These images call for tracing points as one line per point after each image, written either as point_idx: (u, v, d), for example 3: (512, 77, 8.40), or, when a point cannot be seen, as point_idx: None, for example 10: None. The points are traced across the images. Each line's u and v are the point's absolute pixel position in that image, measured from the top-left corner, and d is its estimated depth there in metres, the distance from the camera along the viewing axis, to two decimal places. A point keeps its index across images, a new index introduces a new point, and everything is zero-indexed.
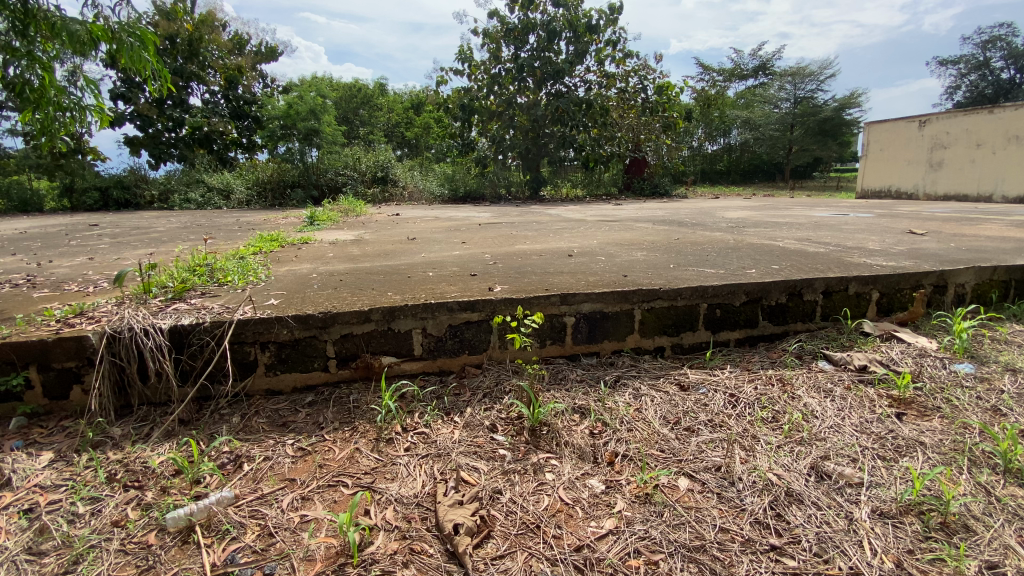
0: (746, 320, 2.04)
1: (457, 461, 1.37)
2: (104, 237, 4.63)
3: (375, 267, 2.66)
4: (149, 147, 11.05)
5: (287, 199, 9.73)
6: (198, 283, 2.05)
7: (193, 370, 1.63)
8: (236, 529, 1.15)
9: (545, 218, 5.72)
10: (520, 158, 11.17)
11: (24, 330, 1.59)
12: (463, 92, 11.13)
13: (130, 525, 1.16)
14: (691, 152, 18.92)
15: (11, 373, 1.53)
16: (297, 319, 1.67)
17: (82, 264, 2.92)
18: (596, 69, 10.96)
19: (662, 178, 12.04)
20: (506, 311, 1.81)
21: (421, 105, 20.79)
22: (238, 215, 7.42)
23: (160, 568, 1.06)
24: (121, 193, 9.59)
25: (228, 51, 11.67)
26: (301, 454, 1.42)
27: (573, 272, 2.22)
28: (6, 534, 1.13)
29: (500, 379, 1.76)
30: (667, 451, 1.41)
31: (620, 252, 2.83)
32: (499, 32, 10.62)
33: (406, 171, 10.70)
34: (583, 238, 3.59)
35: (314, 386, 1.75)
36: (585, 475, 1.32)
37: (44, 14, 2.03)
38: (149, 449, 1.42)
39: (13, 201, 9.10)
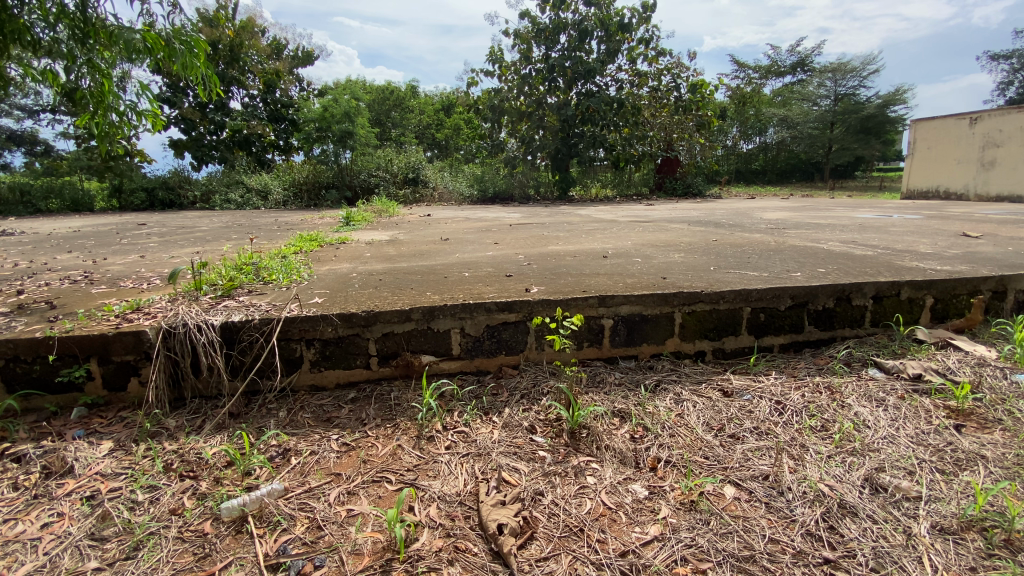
0: (790, 324, 1.98)
1: (498, 461, 1.37)
2: (152, 236, 4.85)
3: (412, 267, 2.70)
4: (192, 149, 11.55)
5: (322, 200, 10.03)
6: (245, 281, 2.12)
7: (242, 365, 1.69)
8: (286, 521, 1.18)
9: (577, 219, 5.69)
10: (549, 159, 11.17)
11: (86, 325, 1.68)
12: (494, 92, 11.17)
13: (187, 514, 1.21)
14: (725, 151, 18.52)
15: (74, 366, 1.62)
16: (341, 316, 1.71)
17: (134, 261, 3.05)
18: (627, 68, 10.85)
19: (695, 178, 11.82)
20: (545, 311, 1.80)
21: (452, 106, 21.00)
22: (276, 215, 7.65)
23: (216, 556, 1.09)
24: (166, 194, 10.04)
25: (266, 56, 12.02)
26: (345, 449, 1.45)
27: (610, 274, 2.20)
28: (71, 520, 1.20)
29: (537, 380, 1.75)
30: (711, 457, 1.37)
31: (656, 253, 2.79)
32: (530, 32, 10.63)
33: (437, 172, 10.84)
34: (617, 239, 3.56)
35: (356, 382, 1.78)
36: (628, 480, 1.30)
37: (103, 22, 2.14)
38: (202, 440, 1.48)
39: (66, 201, 9.64)
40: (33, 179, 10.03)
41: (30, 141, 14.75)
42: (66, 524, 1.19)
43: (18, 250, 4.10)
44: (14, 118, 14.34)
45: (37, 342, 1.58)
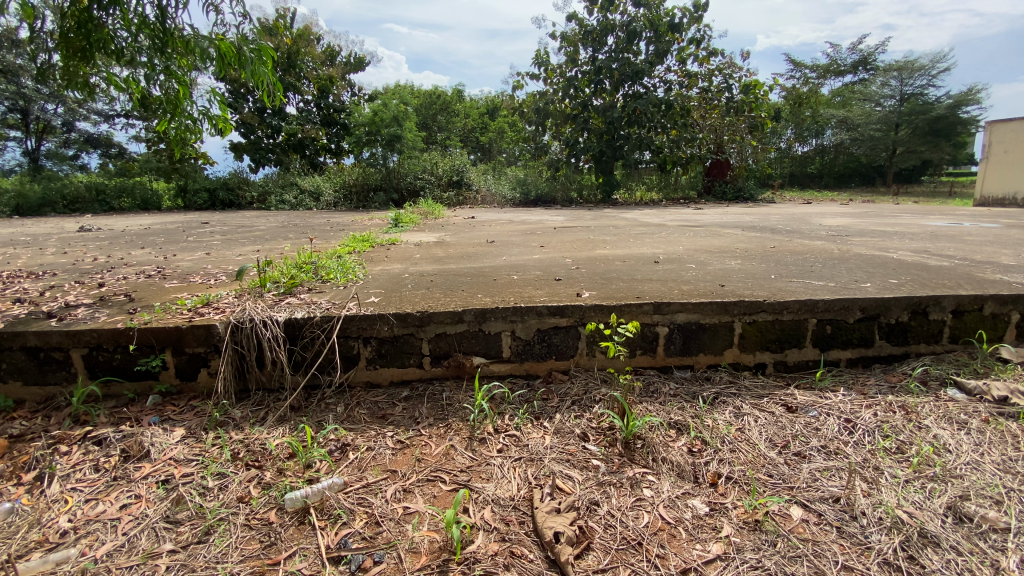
0: (859, 338, 1.87)
1: (551, 468, 1.35)
2: (216, 233, 5.13)
3: (461, 268, 2.73)
4: (251, 152, 12.19)
5: (370, 202, 10.30)
6: (306, 279, 2.20)
7: (303, 360, 1.75)
8: (346, 515, 1.21)
9: (623, 223, 5.61)
10: (593, 162, 11.05)
11: (162, 317, 1.79)
12: (539, 96, 11.17)
13: (254, 502, 1.26)
14: (778, 153, 17.75)
15: (151, 356, 1.72)
16: (396, 316, 1.75)
17: (202, 257, 3.23)
18: (677, 68, 10.61)
19: (747, 181, 11.40)
20: (598, 317, 1.77)
21: (497, 110, 21.25)
22: (328, 215, 7.94)
23: (281, 545, 1.13)
24: (226, 195, 10.61)
25: (321, 63, 12.50)
26: (400, 446, 1.48)
27: (663, 280, 2.15)
28: (148, 502, 1.27)
29: (589, 387, 1.72)
30: (775, 476, 1.31)
31: (711, 260, 2.71)
32: (577, 34, 10.59)
33: (480, 175, 10.98)
34: (668, 243, 3.48)
35: (408, 381, 1.81)
36: (686, 495, 1.26)
37: (181, 33, 2.27)
38: (266, 431, 1.54)
39: (137, 199, 10.32)
40: (110, 180, 10.85)
41: (106, 143, 15.89)
42: (143, 506, 1.26)
43: (98, 245, 4.43)
44: (93, 122, 15.50)
45: (120, 333, 1.70)
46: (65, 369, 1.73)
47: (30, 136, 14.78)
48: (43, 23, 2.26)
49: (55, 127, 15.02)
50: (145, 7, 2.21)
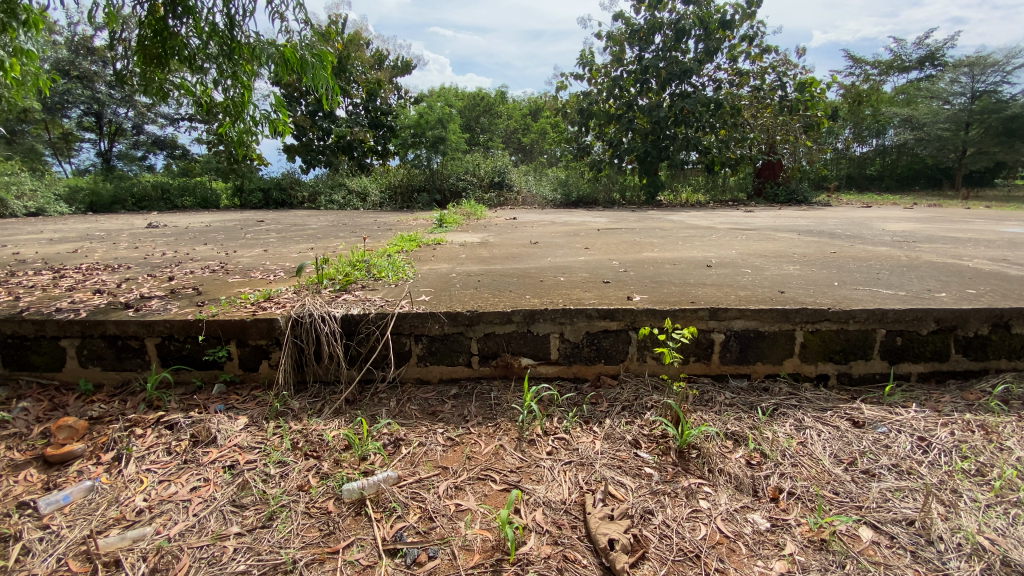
0: (933, 352, 1.75)
1: (602, 474, 1.33)
2: (271, 232, 5.35)
3: (507, 269, 2.74)
4: (303, 154, 12.69)
5: (414, 202, 10.51)
6: (359, 277, 2.27)
7: (359, 355, 1.80)
8: (401, 508, 1.24)
9: (671, 225, 5.48)
10: (637, 162, 10.86)
11: (227, 311, 1.88)
12: (583, 96, 11.07)
13: (313, 491, 1.30)
14: (834, 154, 16.92)
15: (218, 346, 1.81)
16: (447, 315, 1.77)
17: (261, 254, 3.38)
18: (727, 66, 10.30)
19: (800, 183, 10.91)
20: (651, 321, 1.73)
21: (540, 111, 21.29)
22: (375, 215, 8.15)
23: (340, 534, 1.17)
24: (280, 194, 11.07)
25: (370, 67, 12.91)
26: (451, 443, 1.50)
27: (718, 284, 2.09)
28: (216, 486, 1.34)
29: (640, 393, 1.69)
30: (842, 494, 1.25)
31: (767, 265, 2.60)
32: (624, 34, 10.46)
33: (521, 176, 11.01)
34: (720, 247, 3.37)
35: (457, 379, 1.83)
36: (745, 508, 1.21)
37: (248, 40, 2.39)
38: (323, 423, 1.59)
39: (198, 198, 10.93)
40: (175, 180, 11.55)
41: (171, 145, 16.89)
42: (211, 489, 1.33)
43: (166, 241, 4.73)
44: (160, 125, 16.53)
45: (190, 324, 1.80)
46: (139, 357, 1.85)
47: (104, 138, 15.92)
48: (123, 32, 2.42)
49: (126, 130, 16.10)
50: (216, 16, 2.34)
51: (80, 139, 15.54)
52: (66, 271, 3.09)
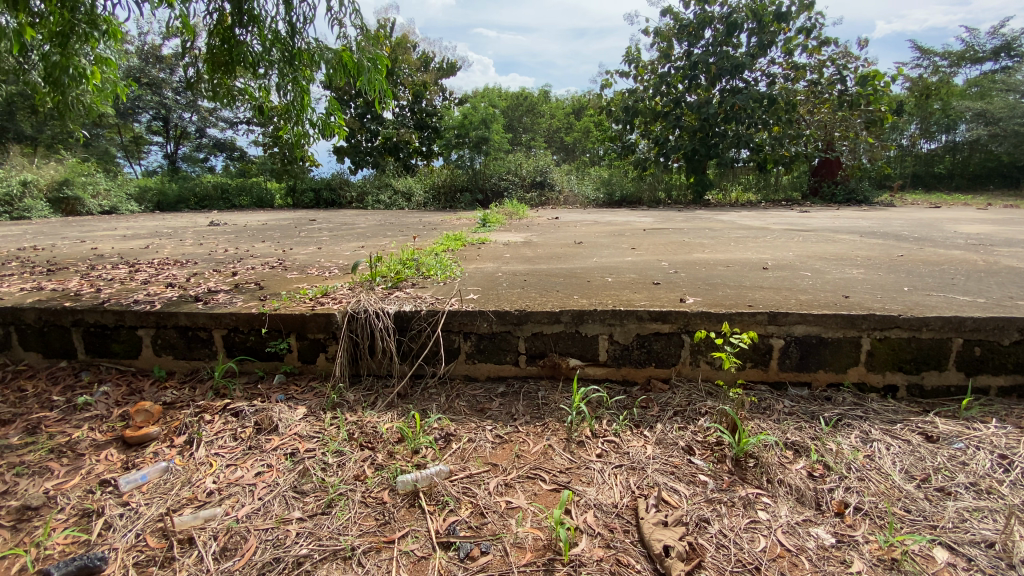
0: (1016, 364, 1.61)
1: (655, 479, 1.31)
2: (322, 230, 5.52)
3: (553, 268, 2.74)
4: (352, 155, 13.11)
5: (457, 202, 10.68)
6: (410, 275, 2.33)
7: (410, 351, 1.85)
8: (453, 502, 1.26)
9: (722, 225, 5.31)
10: (684, 161, 10.55)
11: (288, 305, 1.97)
12: (628, 93, 10.89)
13: (369, 481, 1.35)
14: (898, 151, 15.96)
15: (279, 339, 1.90)
16: (496, 314, 1.79)
17: (315, 252, 3.51)
18: (782, 61, 9.89)
19: (861, 182, 10.33)
20: (705, 325, 1.68)
21: (583, 110, 21.13)
22: (420, 214, 8.31)
23: (395, 524, 1.21)
24: (329, 194, 11.48)
25: (416, 69, 13.18)
26: (500, 441, 1.51)
27: (776, 288, 2.01)
28: (279, 472, 1.41)
29: (692, 398, 1.65)
30: (914, 511, 1.18)
31: (828, 268, 2.48)
32: (672, 29, 10.22)
33: (563, 175, 10.95)
34: (775, 248, 3.25)
35: (504, 378, 1.85)
36: (807, 522, 1.16)
37: (308, 46, 2.50)
38: (377, 416, 1.64)
39: (254, 198, 11.50)
40: (233, 180, 12.19)
41: (230, 148, 17.78)
42: (274, 475, 1.40)
43: (227, 238, 4.98)
44: (220, 129, 17.45)
45: (254, 317, 1.89)
46: (207, 347, 1.97)
47: (170, 141, 17.01)
48: (194, 41, 2.57)
49: (190, 133, 17.09)
50: (279, 24, 2.45)
51: (149, 142, 16.66)
52: (140, 265, 3.32)
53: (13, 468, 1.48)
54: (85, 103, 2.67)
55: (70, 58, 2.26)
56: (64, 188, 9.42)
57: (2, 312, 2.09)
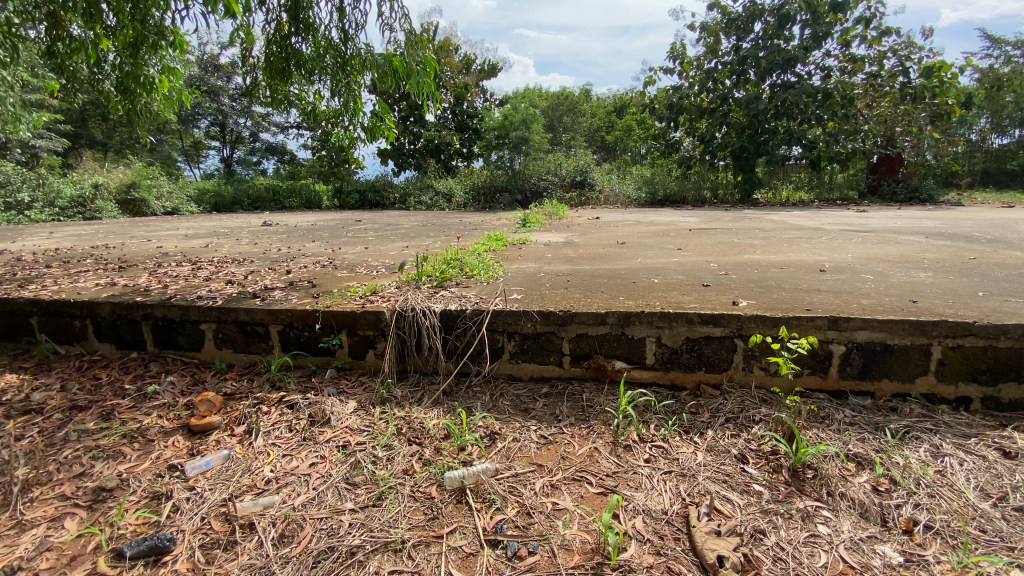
0: None
1: (706, 487, 1.28)
2: (368, 231, 5.68)
3: (596, 269, 2.71)
4: (395, 157, 13.42)
5: (496, 202, 10.74)
6: (454, 274, 2.36)
7: (456, 349, 1.88)
8: (499, 501, 1.27)
9: (774, 225, 5.10)
10: (731, 159, 10.20)
11: (340, 303, 2.03)
12: (673, 90, 10.66)
13: (417, 476, 1.38)
14: (966, 146, 14.92)
15: (331, 335, 1.97)
16: (540, 314, 1.78)
17: (362, 252, 3.61)
18: (838, 53, 9.43)
19: (925, 180, 9.71)
20: (760, 328, 1.63)
21: (624, 108, 20.82)
22: (462, 215, 8.40)
23: (444, 520, 1.23)
24: (374, 196, 11.78)
25: (458, 71, 13.34)
26: (545, 441, 1.51)
27: (835, 291, 1.91)
28: (332, 463, 1.47)
29: (745, 405, 1.60)
30: (990, 532, 1.10)
31: (892, 271, 2.34)
32: (719, 24, 9.93)
33: (604, 175, 10.80)
34: (832, 250, 3.10)
35: (549, 378, 1.84)
36: (872, 539, 1.10)
37: (360, 52, 2.58)
38: (423, 412, 1.68)
39: (303, 199, 11.97)
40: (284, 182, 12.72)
41: (281, 151, 18.52)
42: (328, 466, 1.46)
43: (279, 238, 5.19)
44: (272, 133, 18.23)
45: (308, 313, 1.97)
46: (264, 341, 2.06)
47: (226, 145, 17.93)
48: (251, 50, 2.68)
49: (244, 138, 17.92)
50: (332, 32, 2.53)
51: (207, 147, 17.62)
52: (201, 263, 3.51)
53: (91, 451, 1.59)
54: (153, 110, 2.86)
55: (139, 66, 2.41)
56: (131, 191, 10.10)
57: (81, 304, 2.26)
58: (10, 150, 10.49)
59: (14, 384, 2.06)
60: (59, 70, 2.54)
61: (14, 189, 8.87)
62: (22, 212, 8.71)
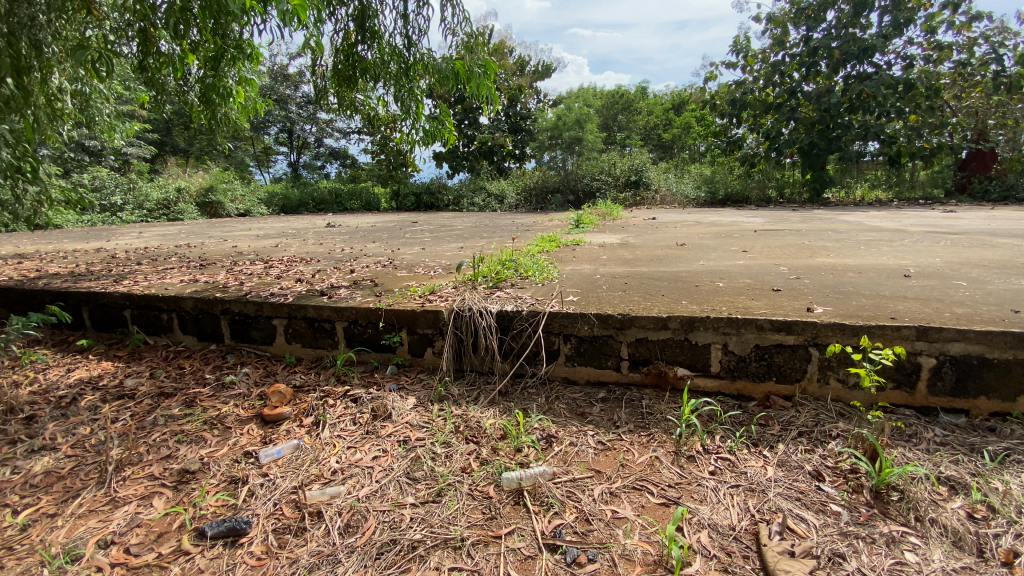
0: None
1: (777, 504, 1.21)
2: (425, 232, 5.83)
3: (654, 271, 2.64)
4: (450, 160, 13.70)
5: (548, 203, 10.73)
6: (510, 275, 2.38)
7: (512, 350, 1.88)
8: (558, 505, 1.26)
9: (848, 226, 4.78)
10: (799, 156, 9.63)
11: (400, 302, 2.09)
12: (736, 85, 10.25)
13: (475, 475, 1.40)
14: None
15: (393, 332, 2.03)
16: (599, 317, 1.76)
17: (419, 252, 3.71)
18: (922, 41, 8.71)
19: None
20: (837, 337, 1.53)
21: (682, 106, 20.18)
22: (514, 216, 8.44)
23: (502, 520, 1.23)
24: (429, 198, 12.08)
25: (512, 73, 13.42)
26: (603, 447, 1.49)
27: (923, 298, 1.76)
28: (393, 458, 1.51)
29: (821, 419, 1.50)
30: None
31: (990, 277, 2.13)
32: (788, 14, 9.43)
33: (660, 174, 10.51)
34: (917, 254, 2.85)
35: (606, 383, 1.81)
36: (968, 570, 1.01)
37: (422, 56, 2.65)
38: (480, 412, 1.70)
39: (363, 202, 12.45)
40: (345, 185, 13.28)
41: (343, 156, 19.37)
42: (389, 460, 1.50)
43: (341, 239, 5.43)
44: (335, 138, 19.11)
45: (371, 312, 2.04)
46: (330, 337, 2.15)
47: (293, 151, 18.96)
48: (320, 59, 2.81)
49: (309, 143, 18.89)
50: (396, 38, 2.62)
51: (276, 152, 18.69)
52: (272, 262, 3.73)
53: (176, 435, 1.73)
54: (231, 119, 3.07)
55: (219, 79, 2.59)
56: (209, 194, 10.89)
57: (167, 299, 2.46)
58: (106, 156, 11.56)
59: (110, 370, 2.27)
60: (149, 83, 2.76)
61: (109, 193, 9.76)
62: (116, 213, 9.59)
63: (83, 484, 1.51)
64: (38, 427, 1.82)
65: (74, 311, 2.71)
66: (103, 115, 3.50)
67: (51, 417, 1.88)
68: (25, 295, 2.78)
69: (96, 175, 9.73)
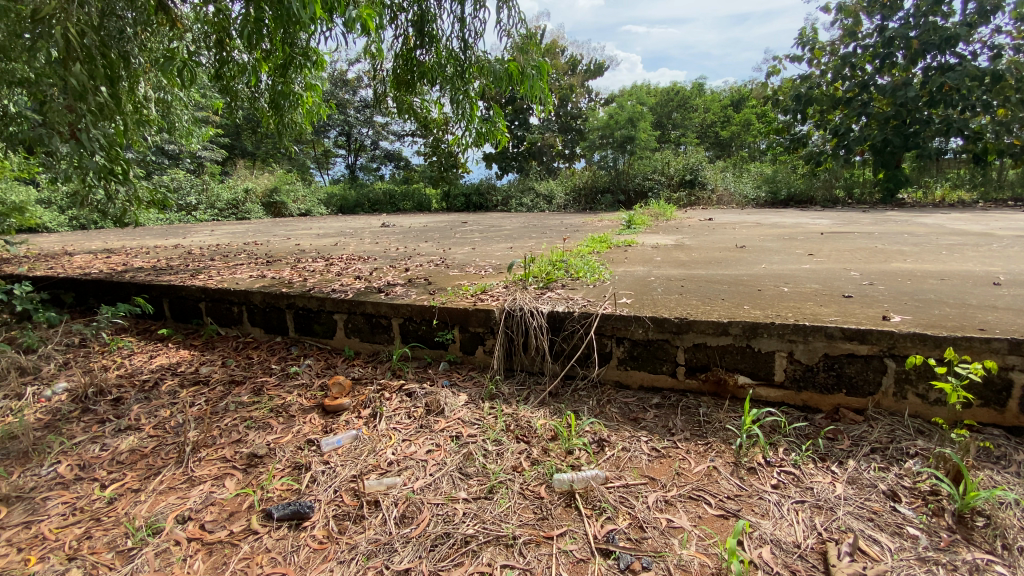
0: None
1: (847, 523, 1.14)
2: (475, 232, 5.91)
3: (712, 274, 2.55)
4: (500, 160, 13.81)
5: (598, 204, 10.61)
6: (561, 276, 2.38)
7: (563, 351, 1.88)
8: (610, 510, 1.25)
9: (927, 229, 4.42)
10: (870, 154, 9.02)
11: (453, 300, 2.14)
12: (801, 80, 9.77)
13: (526, 474, 1.41)
14: None
15: (446, 330, 2.07)
16: (654, 320, 1.72)
17: (470, 252, 3.77)
18: (1014, 27, 7.94)
19: None
20: (916, 348, 1.42)
21: (742, 102, 19.34)
22: (564, 217, 8.40)
23: (553, 521, 1.24)
24: (479, 198, 12.23)
25: (564, 73, 13.36)
26: (657, 454, 1.46)
27: (1015, 309, 1.61)
28: (446, 452, 1.55)
29: (896, 436, 1.41)
30: None
31: None
32: (860, 3, 8.85)
33: (716, 173, 10.14)
34: (1009, 259, 2.61)
35: (660, 388, 1.77)
36: None
37: (477, 58, 2.68)
38: (530, 412, 1.71)
39: (414, 203, 12.77)
40: (399, 186, 13.67)
41: (397, 157, 19.94)
42: (443, 455, 1.54)
43: (395, 238, 5.59)
44: (390, 141, 19.71)
45: (425, 310, 2.09)
46: (387, 333, 2.23)
47: (351, 153, 19.72)
48: (380, 64, 2.91)
49: (366, 146, 19.58)
50: (453, 41, 2.67)
51: (335, 154, 19.52)
52: (331, 259, 3.89)
53: (245, 421, 1.84)
54: (296, 124, 3.23)
55: (287, 85, 2.75)
56: (274, 195, 11.53)
57: (238, 293, 2.62)
58: (183, 159, 12.48)
59: (187, 358, 2.46)
60: (224, 91, 2.96)
61: (186, 193, 10.54)
62: (191, 213, 10.33)
63: (164, 463, 1.64)
64: (125, 408, 1.99)
65: (156, 302, 2.93)
66: (182, 121, 3.79)
67: (136, 400, 2.05)
68: (114, 287, 3.04)
69: (175, 178, 10.51)
